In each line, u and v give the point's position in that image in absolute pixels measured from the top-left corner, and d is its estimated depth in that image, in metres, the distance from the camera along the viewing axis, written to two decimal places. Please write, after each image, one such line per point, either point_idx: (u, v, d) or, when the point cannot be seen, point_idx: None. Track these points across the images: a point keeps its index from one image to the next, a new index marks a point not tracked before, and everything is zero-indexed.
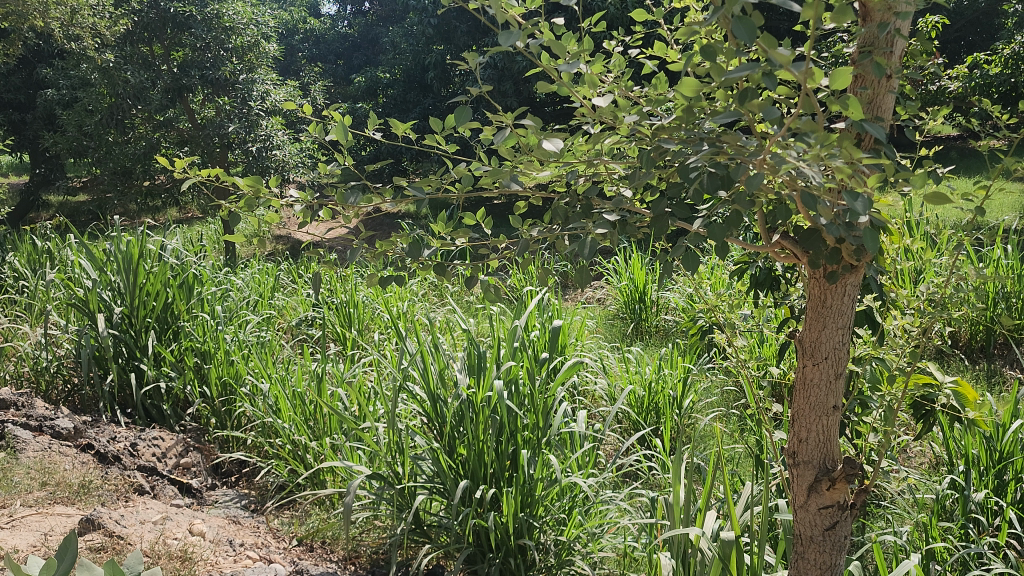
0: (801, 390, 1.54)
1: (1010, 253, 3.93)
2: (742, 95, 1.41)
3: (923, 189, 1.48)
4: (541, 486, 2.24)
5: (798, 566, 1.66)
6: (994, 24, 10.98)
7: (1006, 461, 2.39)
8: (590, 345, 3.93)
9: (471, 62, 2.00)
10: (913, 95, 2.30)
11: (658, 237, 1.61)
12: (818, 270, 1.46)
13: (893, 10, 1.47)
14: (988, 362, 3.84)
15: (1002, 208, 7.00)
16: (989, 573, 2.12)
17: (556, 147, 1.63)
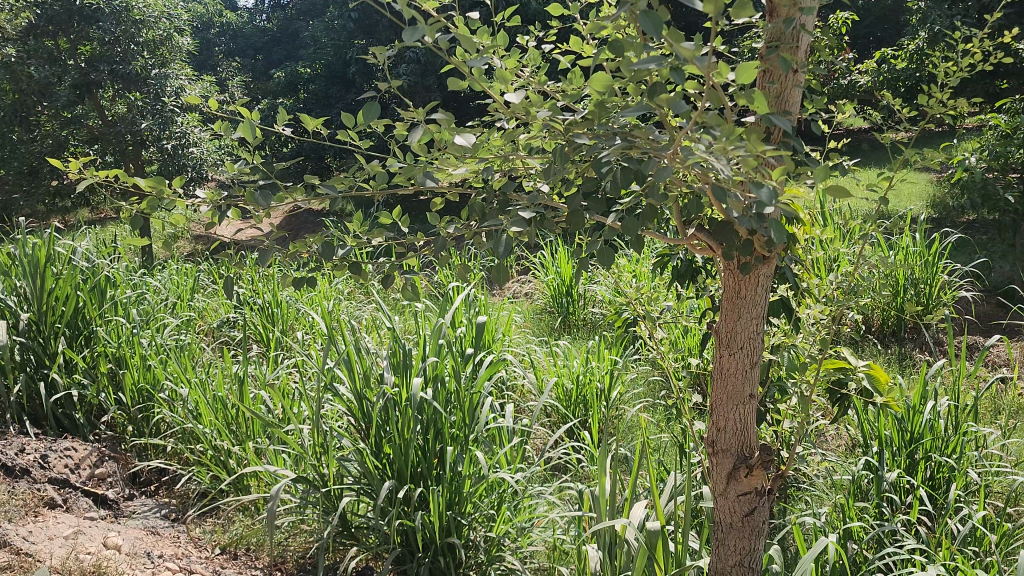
0: (718, 379, 1.56)
1: (918, 240, 4.08)
2: (652, 90, 1.42)
3: (829, 184, 1.51)
4: (469, 483, 2.22)
5: (719, 552, 1.68)
6: (900, 21, 11.44)
7: (916, 442, 2.47)
8: (518, 340, 3.93)
9: (380, 56, 1.96)
10: (818, 91, 2.36)
11: (574, 232, 1.62)
12: (732, 262, 1.47)
13: (796, 6, 1.49)
14: (900, 346, 3.99)
15: (910, 198, 7.30)
16: (902, 550, 2.20)
17: (468, 142, 1.61)
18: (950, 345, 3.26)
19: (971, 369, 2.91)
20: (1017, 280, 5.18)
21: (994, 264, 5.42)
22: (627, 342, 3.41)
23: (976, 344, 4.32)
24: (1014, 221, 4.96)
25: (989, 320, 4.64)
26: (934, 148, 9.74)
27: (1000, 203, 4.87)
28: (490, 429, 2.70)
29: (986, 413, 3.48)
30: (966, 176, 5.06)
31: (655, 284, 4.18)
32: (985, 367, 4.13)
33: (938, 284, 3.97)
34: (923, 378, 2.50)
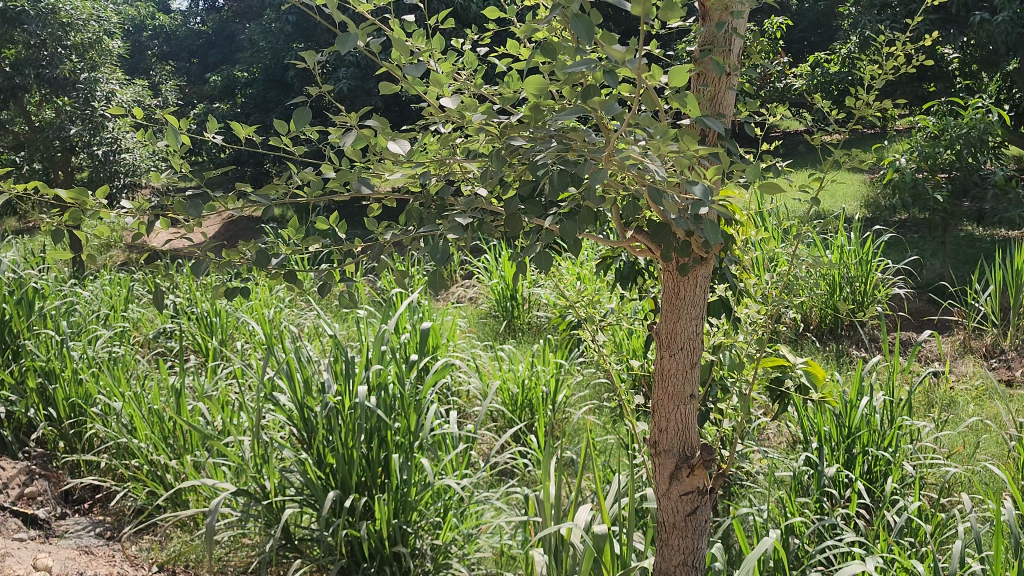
0: (659, 380, 1.55)
1: (853, 239, 4.17)
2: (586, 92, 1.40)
3: (762, 187, 1.51)
4: (414, 490, 2.19)
5: (663, 553, 1.67)
6: (832, 25, 11.74)
7: (853, 436, 2.52)
8: (462, 345, 3.89)
9: (311, 60, 1.90)
10: (752, 94, 2.38)
11: (510, 235, 1.60)
12: (671, 263, 1.47)
13: (729, 9, 1.49)
14: (837, 343, 4.07)
15: (845, 198, 7.48)
16: (843, 543, 2.23)
17: (403, 148, 1.57)
18: (885, 341, 3.33)
19: (905, 365, 2.97)
20: (947, 276, 5.34)
21: (925, 261, 5.58)
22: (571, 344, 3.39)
23: (909, 339, 4.42)
24: (944, 220, 5.10)
25: (921, 315, 4.77)
26: (866, 150, 10.00)
27: (929, 203, 5.01)
28: (434, 437, 2.65)
29: (920, 407, 3.56)
30: (897, 176, 5.20)
31: (598, 287, 4.19)
32: (918, 361, 4.24)
33: (872, 281, 4.06)
34: (859, 373, 2.55)
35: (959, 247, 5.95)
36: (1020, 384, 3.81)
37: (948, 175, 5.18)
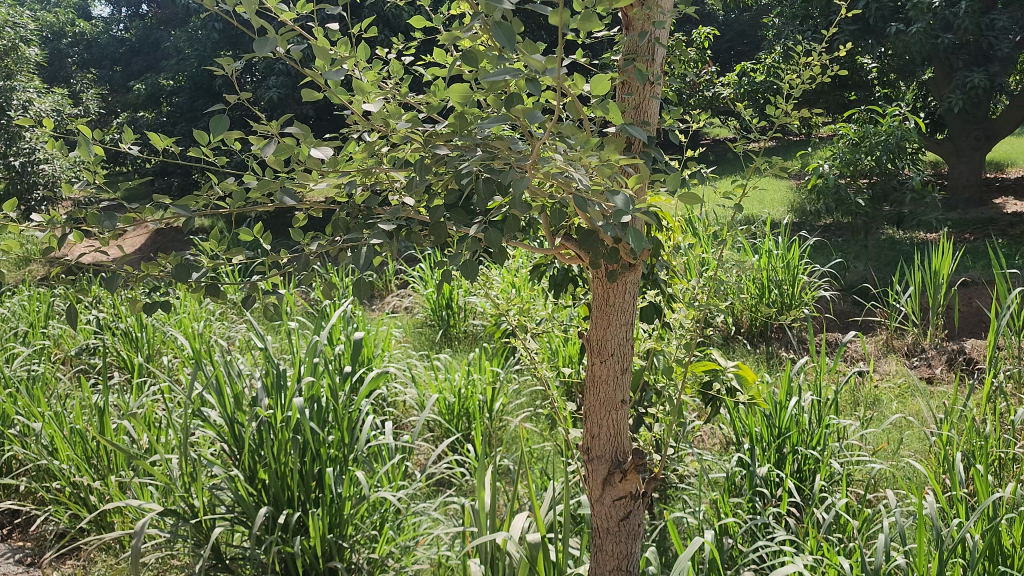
0: (590, 387, 1.56)
1: (780, 244, 4.27)
2: (509, 100, 1.39)
3: (685, 195, 1.52)
4: (349, 504, 2.16)
5: (597, 559, 1.68)
6: (757, 35, 12.04)
7: (784, 436, 2.58)
8: (397, 355, 3.84)
9: (230, 67, 1.85)
10: (676, 102, 2.41)
11: (437, 244, 1.58)
12: (600, 269, 1.47)
13: (650, 20, 1.50)
14: (767, 345, 4.15)
15: (773, 204, 7.66)
16: (775, 541, 2.27)
17: (325, 154, 1.55)
18: (812, 342, 3.40)
19: (830, 365, 3.05)
20: (870, 278, 5.51)
21: (849, 264, 5.75)
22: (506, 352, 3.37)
23: (835, 340, 4.55)
24: (866, 224, 5.26)
25: (846, 316, 4.91)
26: (791, 159, 10.29)
27: (851, 207, 5.16)
28: (368, 449, 2.61)
29: (847, 406, 3.66)
30: (820, 182, 5.35)
31: (533, 294, 4.19)
32: (845, 362, 4.36)
33: (799, 285, 4.16)
34: (787, 374, 2.61)
35: (880, 250, 6.15)
36: (939, 381, 3.96)
37: (869, 181, 5.35)
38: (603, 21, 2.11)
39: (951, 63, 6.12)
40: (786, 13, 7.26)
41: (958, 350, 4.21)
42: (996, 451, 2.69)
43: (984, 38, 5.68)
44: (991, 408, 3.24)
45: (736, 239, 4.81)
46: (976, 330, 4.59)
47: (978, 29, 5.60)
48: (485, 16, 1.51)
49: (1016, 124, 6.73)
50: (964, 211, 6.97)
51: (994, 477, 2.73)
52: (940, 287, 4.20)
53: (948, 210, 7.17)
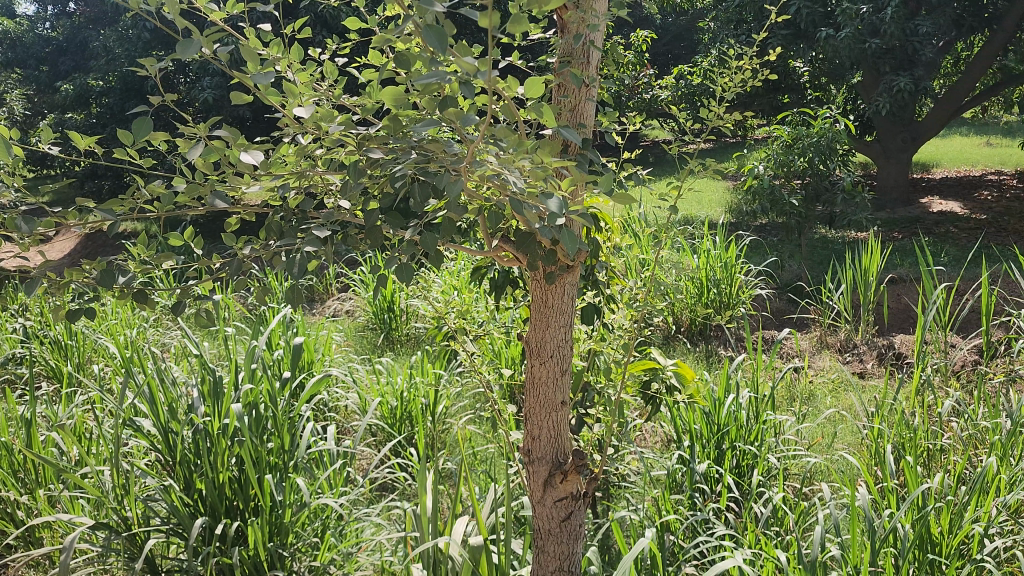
0: (531, 389, 1.56)
1: (718, 243, 4.34)
2: (442, 103, 1.38)
3: (620, 197, 1.53)
4: (290, 512, 2.12)
5: (539, 560, 1.68)
6: (694, 39, 12.26)
7: (722, 432, 2.63)
8: (338, 359, 3.80)
9: (154, 68, 1.79)
10: (611, 104, 2.43)
11: (372, 247, 1.56)
12: (538, 272, 1.47)
13: (584, 23, 1.51)
14: (706, 343, 4.23)
15: (711, 205, 7.80)
16: (714, 536, 2.31)
17: (256, 158, 1.51)
18: (748, 340, 3.47)
19: (766, 361, 3.11)
20: (805, 277, 5.65)
21: (785, 262, 5.89)
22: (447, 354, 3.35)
23: (771, 337, 4.65)
24: (799, 224, 5.39)
25: (781, 314, 5.00)
26: (726, 160, 10.49)
27: (785, 207, 5.28)
28: (309, 455, 2.57)
29: (783, 402, 3.74)
30: (756, 184, 5.46)
31: (475, 296, 4.18)
32: (780, 358, 4.45)
33: (736, 283, 4.24)
34: (725, 371, 2.66)
35: (813, 249, 6.31)
36: (870, 375, 4.08)
37: (802, 181, 5.49)
38: (538, 23, 2.12)
39: (878, 67, 6.31)
40: (721, 17, 7.40)
41: (887, 346, 4.34)
42: (924, 443, 2.78)
43: (909, 43, 5.87)
44: (919, 401, 3.35)
45: (675, 239, 4.88)
46: (905, 326, 4.74)
47: (903, 35, 5.79)
48: (416, 18, 1.50)
49: (940, 126, 6.98)
50: (893, 210, 7.20)
51: (922, 468, 2.82)
52: (870, 284, 4.30)
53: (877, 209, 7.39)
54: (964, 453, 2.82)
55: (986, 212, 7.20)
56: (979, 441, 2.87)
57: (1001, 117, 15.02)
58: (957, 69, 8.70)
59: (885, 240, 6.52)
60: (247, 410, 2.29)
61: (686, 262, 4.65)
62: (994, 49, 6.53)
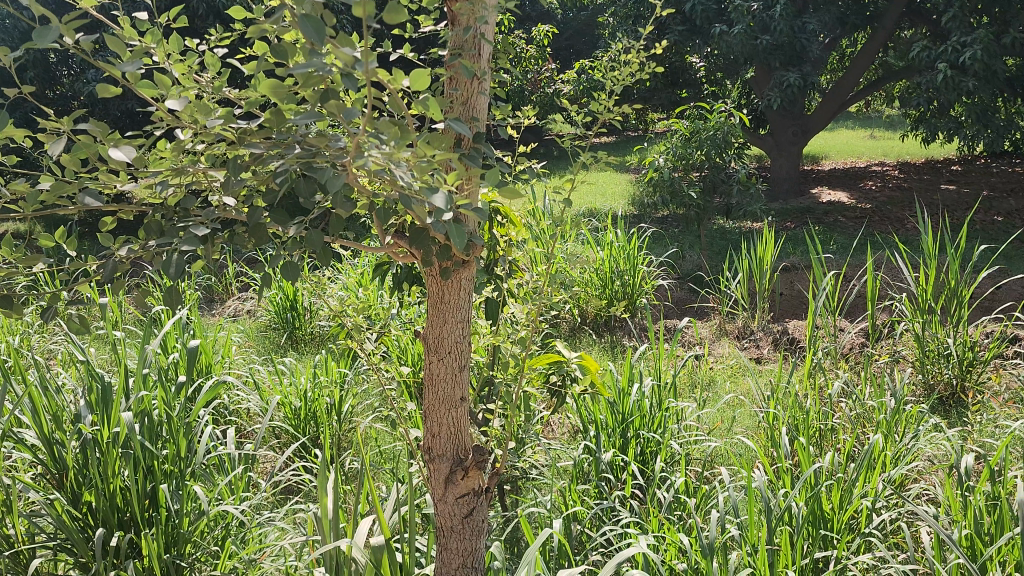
0: (428, 387, 1.51)
1: (621, 235, 4.38)
2: (322, 94, 1.29)
3: (508, 188, 1.47)
4: (187, 520, 2.02)
5: (442, 558, 1.66)
6: (594, 34, 12.42)
7: (627, 421, 2.64)
8: (237, 360, 3.65)
9: (9, 57, 1.64)
10: (505, 96, 2.39)
11: (255, 245, 1.44)
12: (433, 268, 1.42)
13: (473, 14, 1.45)
14: (611, 334, 4.27)
15: (615, 198, 7.91)
16: (620, 524, 2.31)
17: (126, 155, 1.39)
18: (650, 329, 3.51)
19: (668, 349, 3.15)
20: (705, 266, 5.78)
21: (686, 252, 6.01)
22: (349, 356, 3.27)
23: (672, 326, 4.73)
24: (698, 215, 5.51)
25: (682, 303, 5.09)
26: (628, 154, 10.66)
27: (685, 200, 5.39)
28: (206, 461, 2.45)
29: (685, 389, 3.80)
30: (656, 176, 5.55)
31: (378, 292, 4.10)
32: (681, 346, 4.54)
33: (639, 274, 4.30)
34: (629, 361, 2.67)
35: (712, 239, 6.48)
36: (766, 360, 4.21)
37: (700, 174, 5.60)
38: (426, 14, 2.06)
39: (769, 62, 6.49)
40: (620, 12, 7.48)
41: (782, 331, 4.50)
42: (816, 423, 2.87)
43: (797, 40, 6.06)
44: (811, 384, 3.46)
45: (579, 231, 4.91)
46: (798, 311, 4.92)
47: (791, 32, 5.98)
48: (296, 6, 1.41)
49: (828, 120, 7.25)
50: (787, 200, 7.45)
51: (815, 448, 2.91)
52: (764, 273, 4.42)
53: (771, 200, 7.63)
54: (852, 432, 2.93)
55: (870, 201, 7.54)
56: (866, 419, 2.99)
57: (881, 111, 15.84)
58: (842, 64, 9.07)
59: (779, 230, 6.75)
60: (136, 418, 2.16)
61: (590, 254, 4.68)
62: (875, 46, 6.77)
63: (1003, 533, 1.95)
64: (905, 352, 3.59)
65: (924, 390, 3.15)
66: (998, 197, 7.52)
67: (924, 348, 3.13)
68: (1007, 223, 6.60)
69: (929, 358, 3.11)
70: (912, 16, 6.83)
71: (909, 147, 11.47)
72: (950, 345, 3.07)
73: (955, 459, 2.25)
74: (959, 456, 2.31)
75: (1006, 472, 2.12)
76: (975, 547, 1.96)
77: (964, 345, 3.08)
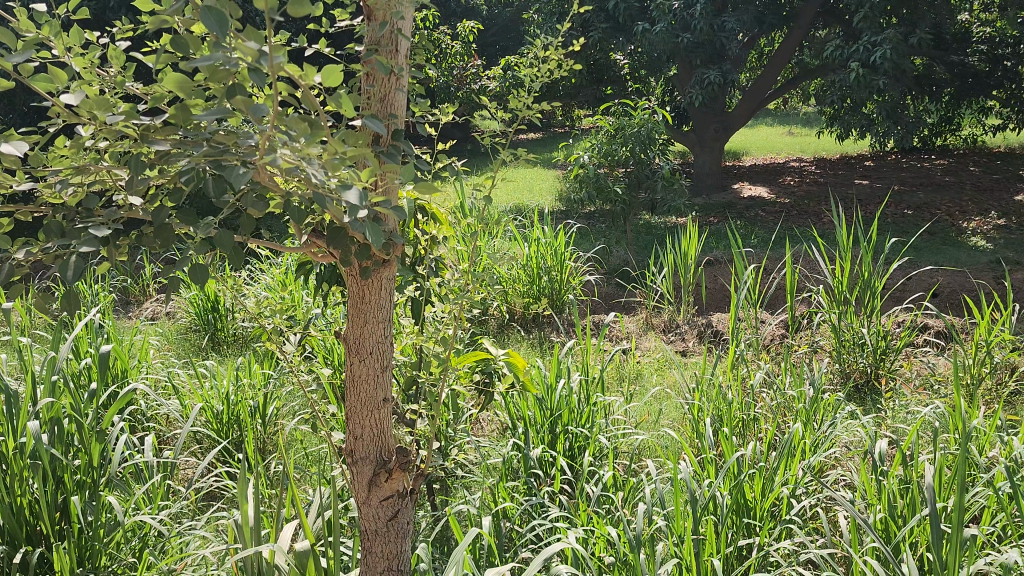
0: (349, 388, 1.45)
1: (548, 231, 4.37)
2: (230, 88, 1.18)
3: (425, 186, 1.40)
4: (103, 532, 1.89)
5: (367, 562, 1.60)
6: (519, 31, 12.47)
7: (555, 416, 2.63)
8: (154, 365, 3.50)
9: None
10: (424, 92, 2.33)
11: (160, 246, 1.29)
12: (351, 267, 1.36)
13: (389, 6, 1.38)
14: (539, 330, 4.26)
15: (542, 194, 7.92)
16: (549, 520, 2.29)
17: (17, 150, 1.22)
18: (577, 325, 3.50)
19: (594, 345, 3.16)
20: (630, 261, 5.84)
21: (613, 247, 6.06)
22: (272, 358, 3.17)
23: (599, 321, 4.73)
24: (624, 211, 5.55)
25: (609, 298, 5.13)
26: (555, 151, 10.71)
27: (610, 195, 5.42)
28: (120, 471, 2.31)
29: (612, 382, 3.82)
30: (582, 172, 5.57)
31: (301, 292, 4.00)
32: (608, 340, 4.56)
33: (565, 270, 4.29)
34: (556, 356, 2.65)
35: (638, 234, 6.55)
36: (691, 352, 4.25)
37: (625, 170, 5.64)
38: (341, 7, 1.98)
39: (691, 60, 6.57)
40: (544, 9, 7.49)
41: (705, 324, 4.57)
42: (738, 414, 2.89)
43: (716, 38, 6.16)
44: (734, 375, 3.52)
45: (506, 227, 4.88)
46: (721, 304, 4.99)
47: (711, 30, 6.08)
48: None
49: (749, 116, 7.39)
50: (710, 196, 7.57)
51: (737, 437, 2.95)
52: (688, 267, 4.47)
53: (695, 194, 7.74)
54: (774, 421, 2.98)
55: (789, 196, 7.73)
56: (786, 408, 3.04)
57: (797, 108, 16.32)
58: (760, 63, 9.28)
59: (703, 225, 6.86)
60: (46, 428, 2.03)
61: (517, 250, 4.66)
62: (791, 45, 6.93)
63: (916, 515, 2.00)
64: (823, 343, 3.67)
65: (841, 378, 3.23)
66: (908, 191, 7.81)
67: (840, 338, 3.21)
68: (916, 216, 6.85)
69: (845, 347, 3.20)
70: (826, 16, 7.01)
71: (823, 144, 11.86)
72: (864, 335, 3.17)
73: (869, 445, 2.30)
74: (874, 442, 2.35)
75: (916, 456, 2.18)
76: (890, 529, 2.00)
77: (878, 334, 3.17)
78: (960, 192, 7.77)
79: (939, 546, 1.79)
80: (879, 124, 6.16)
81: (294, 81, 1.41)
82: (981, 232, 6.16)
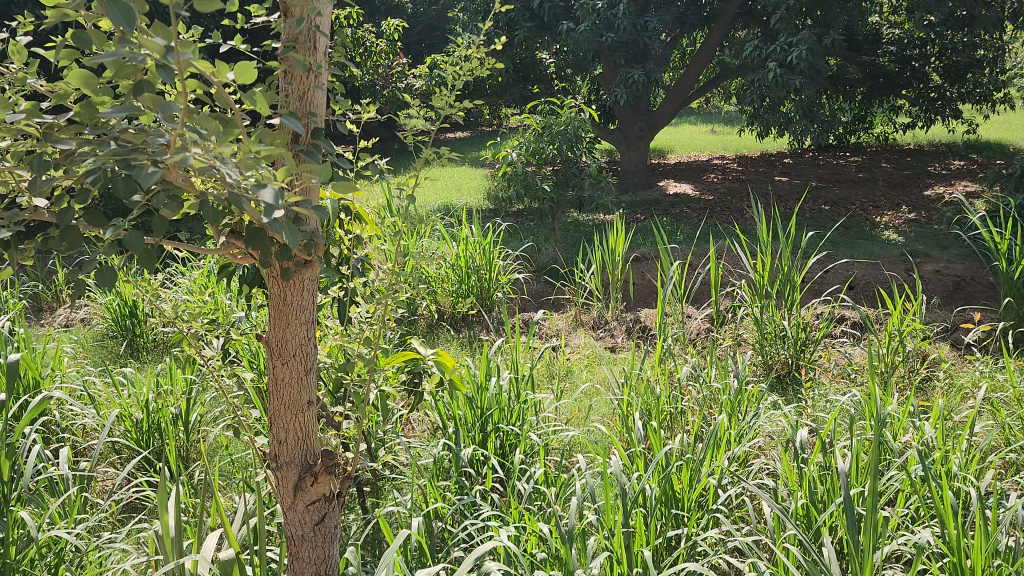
0: (272, 393, 1.41)
1: (476, 229, 4.35)
2: (138, 84, 1.13)
3: (346, 185, 1.37)
4: (14, 549, 1.80)
5: (294, 569, 1.55)
6: (445, 29, 12.41)
7: (485, 415, 2.62)
8: (68, 373, 3.35)
9: None
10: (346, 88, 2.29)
11: (64, 249, 1.23)
12: (272, 267, 1.32)
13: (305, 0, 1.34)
14: (469, 328, 4.24)
15: (471, 193, 7.90)
16: (480, 518, 2.27)
17: None
18: (506, 323, 3.50)
19: (523, 343, 3.15)
20: (559, 259, 5.88)
21: (542, 245, 6.09)
22: (194, 364, 3.07)
23: (529, 319, 4.75)
24: (552, 209, 5.57)
25: (538, 296, 5.15)
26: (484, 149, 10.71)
27: (538, 193, 5.43)
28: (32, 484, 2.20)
29: (543, 379, 3.83)
30: (510, 170, 5.56)
31: (223, 295, 3.89)
32: (539, 337, 4.57)
33: (494, 268, 4.28)
34: (485, 355, 2.63)
35: (567, 232, 6.59)
36: (620, 348, 4.30)
37: (553, 167, 5.66)
38: (257, 2, 1.93)
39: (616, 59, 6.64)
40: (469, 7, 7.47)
41: (633, 320, 4.63)
42: (666, 407, 2.93)
43: (640, 37, 6.24)
44: (661, 369, 3.57)
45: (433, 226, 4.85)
46: (648, 299, 5.06)
47: (634, 29, 6.17)
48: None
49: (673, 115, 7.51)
50: (636, 193, 7.67)
51: (665, 430, 2.99)
52: (616, 263, 4.51)
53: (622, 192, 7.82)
54: (700, 413, 3.03)
55: (712, 193, 7.89)
56: (712, 400, 3.10)
57: (719, 107, 16.70)
58: (683, 63, 9.45)
59: (630, 222, 6.94)
60: None
61: (445, 249, 4.63)
62: (712, 45, 7.08)
63: (835, 500, 2.05)
64: (746, 336, 3.75)
65: (764, 370, 3.30)
66: (825, 187, 8.06)
67: (763, 331, 3.28)
68: (833, 211, 7.08)
69: (767, 340, 3.27)
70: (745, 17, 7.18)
71: (744, 142, 12.15)
72: (785, 327, 3.25)
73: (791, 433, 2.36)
74: (796, 431, 2.41)
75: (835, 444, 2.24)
76: (810, 515, 2.05)
77: (798, 326, 3.26)
78: (873, 187, 8.06)
79: (857, 529, 1.84)
80: (797, 122, 6.34)
81: (207, 78, 1.35)
82: (894, 226, 6.40)
